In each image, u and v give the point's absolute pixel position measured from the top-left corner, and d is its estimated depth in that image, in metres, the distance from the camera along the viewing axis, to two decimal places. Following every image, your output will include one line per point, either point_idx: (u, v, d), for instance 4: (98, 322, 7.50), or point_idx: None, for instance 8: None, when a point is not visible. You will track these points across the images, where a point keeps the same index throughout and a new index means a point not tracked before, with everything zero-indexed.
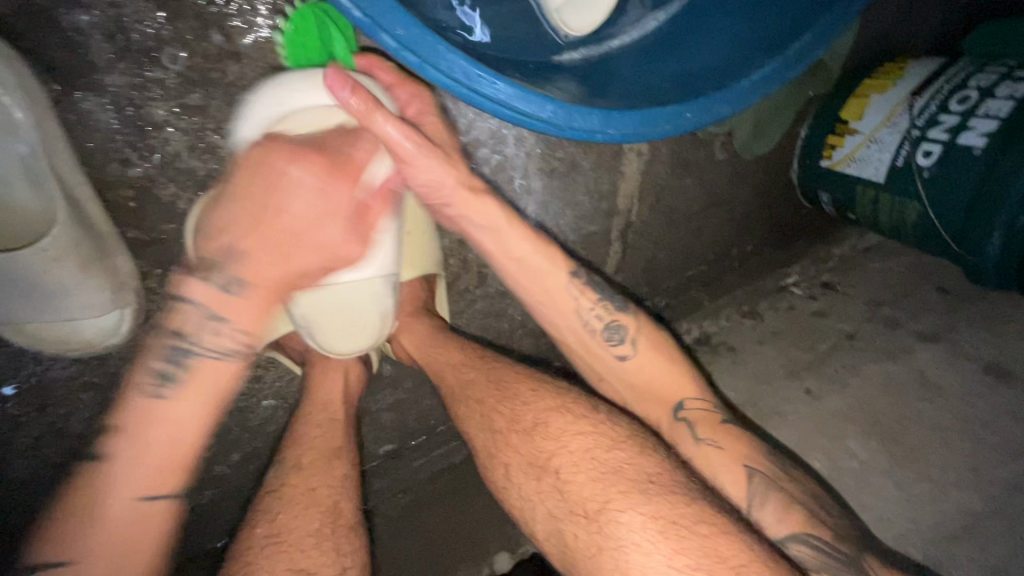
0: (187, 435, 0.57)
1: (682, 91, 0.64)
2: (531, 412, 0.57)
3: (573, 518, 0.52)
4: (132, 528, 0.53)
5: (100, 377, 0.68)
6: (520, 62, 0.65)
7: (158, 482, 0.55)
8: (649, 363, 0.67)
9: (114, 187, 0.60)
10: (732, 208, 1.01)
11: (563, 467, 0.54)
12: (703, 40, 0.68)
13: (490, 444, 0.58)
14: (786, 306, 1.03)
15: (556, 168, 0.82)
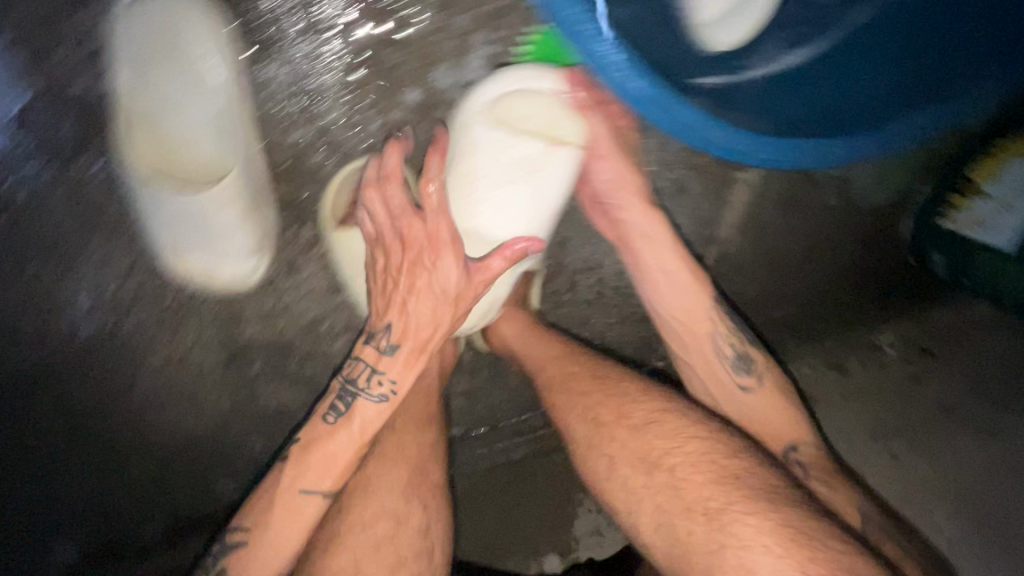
0: (341, 452, 0.59)
1: (827, 127, 0.61)
2: (643, 413, 0.56)
3: (690, 515, 0.50)
4: (297, 524, 0.58)
5: (223, 316, 0.74)
6: (659, 59, 0.59)
7: (321, 480, 0.59)
8: (762, 403, 0.69)
9: (278, 150, 0.66)
10: (840, 251, 0.97)
11: (680, 466, 0.52)
12: (855, 74, 0.62)
13: (592, 436, 0.56)
14: (878, 364, 0.95)
15: (666, 187, 0.84)
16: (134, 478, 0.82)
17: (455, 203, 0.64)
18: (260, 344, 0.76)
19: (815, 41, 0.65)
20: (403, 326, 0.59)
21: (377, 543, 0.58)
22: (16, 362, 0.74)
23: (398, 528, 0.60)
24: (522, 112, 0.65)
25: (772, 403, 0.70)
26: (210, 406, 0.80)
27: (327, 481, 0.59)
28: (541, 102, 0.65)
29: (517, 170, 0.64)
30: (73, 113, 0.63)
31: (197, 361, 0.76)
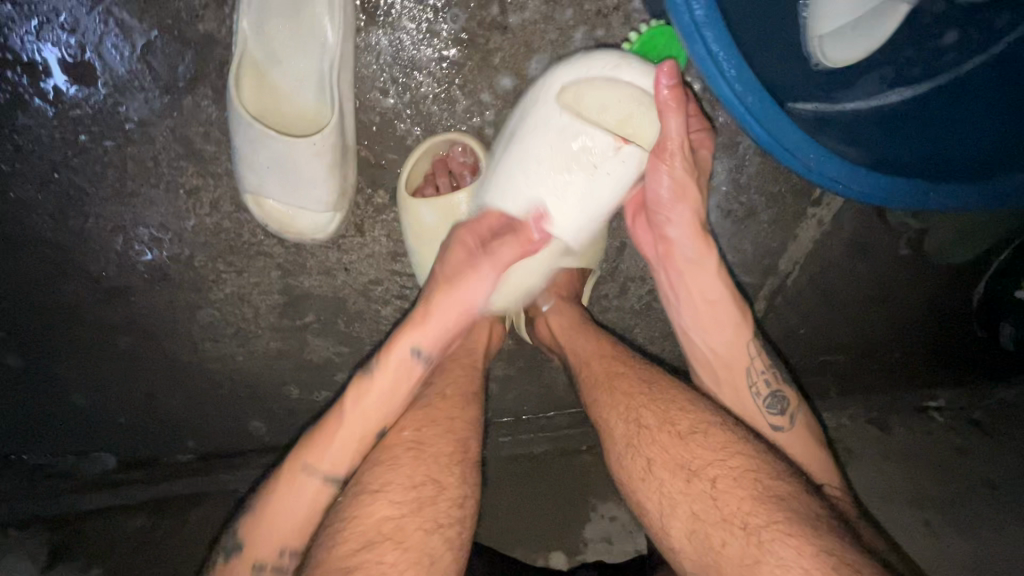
0: (358, 427, 0.58)
1: (924, 170, 0.59)
2: (687, 421, 0.51)
3: (728, 527, 0.44)
4: (296, 502, 0.56)
5: (288, 263, 0.78)
6: (768, 72, 0.57)
7: (321, 458, 0.57)
8: (794, 443, 0.66)
9: (368, 110, 0.70)
10: (901, 306, 0.94)
11: (721, 478, 0.46)
12: (961, 121, 0.61)
13: (633, 436, 0.52)
14: (921, 430, 0.93)
15: (735, 211, 0.83)
16: (179, 404, 0.88)
17: (499, 180, 0.66)
18: (316, 295, 0.80)
19: (923, 83, 0.63)
20: (424, 322, 0.60)
21: (417, 503, 0.52)
22: (90, 276, 0.78)
23: (437, 492, 0.53)
24: (597, 101, 0.64)
25: (801, 443, 0.66)
26: (258, 348, 0.83)
27: (337, 462, 0.57)
28: (618, 96, 0.62)
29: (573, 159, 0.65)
30: (190, 53, 0.68)
31: (256, 302, 0.80)
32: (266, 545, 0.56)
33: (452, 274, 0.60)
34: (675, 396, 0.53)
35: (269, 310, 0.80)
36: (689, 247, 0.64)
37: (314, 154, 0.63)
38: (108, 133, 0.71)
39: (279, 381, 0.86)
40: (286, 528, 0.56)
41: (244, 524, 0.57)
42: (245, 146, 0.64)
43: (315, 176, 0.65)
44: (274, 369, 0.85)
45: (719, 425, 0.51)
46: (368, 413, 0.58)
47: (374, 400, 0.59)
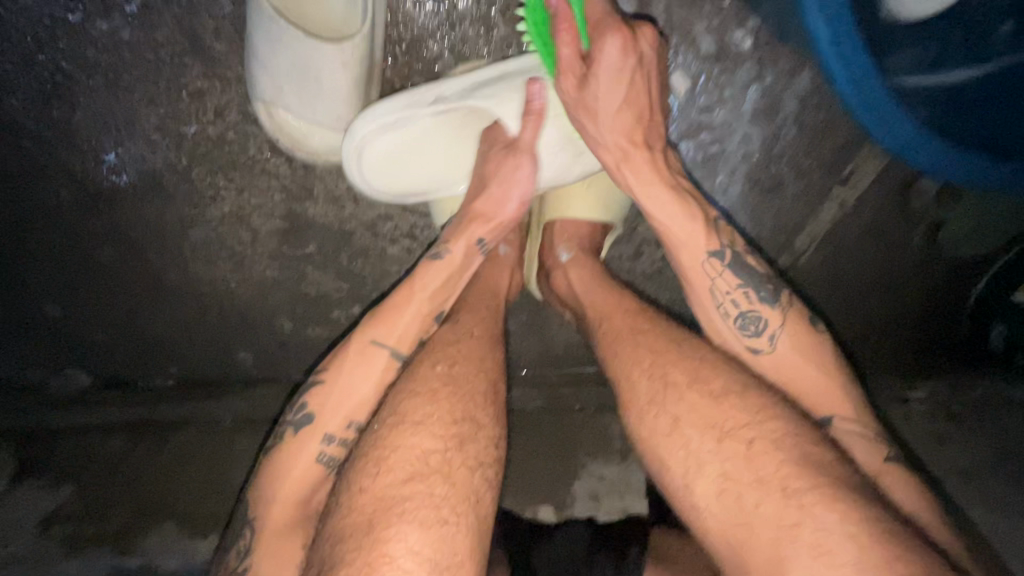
0: (423, 306, 0.58)
1: (988, 147, 0.59)
2: (722, 381, 0.50)
3: (762, 487, 0.44)
4: (364, 374, 0.55)
5: (293, 187, 0.72)
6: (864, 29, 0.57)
7: (396, 337, 0.56)
8: (787, 338, 0.57)
9: (399, 23, 0.66)
10: (902, 298, 0.94)
11: (758, 440, 0.46)
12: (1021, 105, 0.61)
13: (660, 394, 0.51)
14: (903, 418, 0.91)
15: (762, 180, 0.81)
16: (161, 325, 0.83)
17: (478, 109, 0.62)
18: (321, 225, 0.75)
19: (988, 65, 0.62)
20: (486, 220, 0.62)
21: (459, 439, 0.49)
22: (70, 176, 0.72)
23: (476, 430, 0.51)
24: None
25: (791, 340, 0.57)
26: (252, 273, 0.78)
27: (404, 340, 0.57)
28: None
29: (544, 120, 0.64)
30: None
31: (256, 226, 0.75)
32: (334, 417, 0.55)
33: (508, 173, 0.62)
34: (706, 356, 0.52)
35: (268, 234, 0.75)
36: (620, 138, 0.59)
37: (344, 66, 0.58)
38: (104, 13, 0.64)
39: (271, 312, 0.81)
40: (355, 401, 0.55)
41: (310, 395, 0.56)
42: (265, 44, 0.58)
43: (341, 90, 0.60)
44: (268, 297, 0.80)
45: (752, 388, 0.50)
46: (426, 301, 0.58)
47: (432, 283, 0.59)
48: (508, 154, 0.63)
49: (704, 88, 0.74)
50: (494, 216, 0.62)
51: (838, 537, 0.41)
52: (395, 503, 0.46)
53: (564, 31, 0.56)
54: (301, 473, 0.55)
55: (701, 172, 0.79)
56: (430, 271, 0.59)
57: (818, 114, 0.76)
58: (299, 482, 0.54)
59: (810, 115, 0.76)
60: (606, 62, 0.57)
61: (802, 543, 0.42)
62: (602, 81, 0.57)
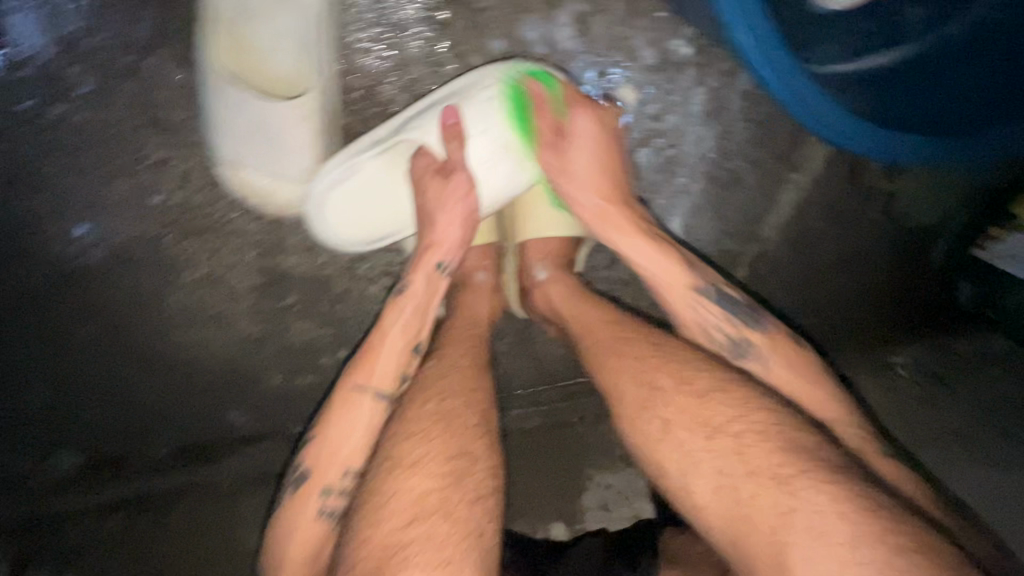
0: (397, 343, 0.57)
1: (919, 125, 0.64)
2: (705, 380, 0.51)
3: (757, 480, 0.46)
4: (354, 422, 0.54)
5: (266, 242, 0.73)
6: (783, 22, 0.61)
7: (379, 379, 0.55)
8: (772, 356, 0.57)
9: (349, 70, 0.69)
10: (869, 270, 0.97)
11: (746, 434, 0.47)
12: (947, 79, 0.64)
13: (650, 399, 0.52)
14: (886, 387, 0.93)
15: (720, 176, 0.83)
16: (142, 399, 0.82)
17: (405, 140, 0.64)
18: (298, 276, 0.75)
19: (909, 45, 0.65)
20: (440, 240, 0.61)
21: (455, 475, 0.50)
22: (39, 260, 0.72)
23: (471, 464, 0.51)
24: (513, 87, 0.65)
25: (783, 363, 0.60)
26: (232, 332, 0.78)
27: (386, 377, 0.56)
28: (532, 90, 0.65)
29: (497, 143, 0.65)
30: (151, 9, 0.65)
31: (232, 286, 0.75)
32: (329, 470, 0.54)
33: (454, 194, 0.61)
34: (686, 357, 0.54)
35: (246, 292, 0.76)
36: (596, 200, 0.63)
37: (295, 121, 0.61)
38: (59, 98, 0.66)
39: (259, 367, 0.81)
40: (348, 450, 0.54)
41: (306, 452, 0.56)
42: (224, 111, 0.61)
43: (301, 142, 0.62)
44: (255, 354, 0.80)
45: (732, 382, 0.51)
46: (399, 338, 0.57)
47: (404, 322, 0.57)
48: (450, 175, 0.61)
49: (652, 96, 0.77)
50: (448, 235, 0.61)
51: (828, 517, 0.43)
52: (400, 549, 0.46)
53: (542, 109, 0.63)
54: (304, 531, 0.54)
55: (661, 174, 0.82)
56: (397, 311, 0.58)
57: (762, 107, 0.80)
58: (303, 542, 0.54)
59: (755, 109, 0.80)
60: (580, 133, 0.63)
61: (798, 530, 0.43)
62: (575, 149, 0.63)
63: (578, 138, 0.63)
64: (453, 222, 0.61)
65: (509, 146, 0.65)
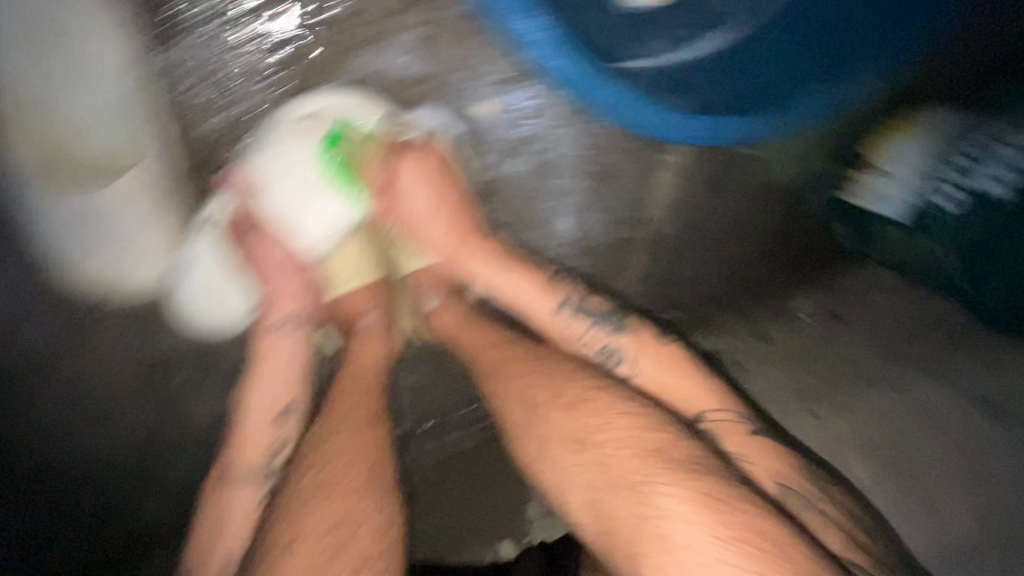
0: (259, 414, 0.60)
1: (743, 103, 0.68)
2: (571, 390, 0.55)
3: (617, 490, 0.50)
4: (229, 509, 0.58)
5: (142, 327, 0.74)
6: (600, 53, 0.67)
7: (247, 458, 0.59)
8: (641, 355, 0.62)
9: None
10: (752, 230, 0.97)
11: (607, 445, 0.51)
12: (751, 62, 0.69)
13: (528, 419, 0.56)
14: (791, 330, 0.92)
15: (594, 170, 0.84)
16: (37, 514, 0.71)
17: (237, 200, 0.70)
18: (187, 354, 0.75)
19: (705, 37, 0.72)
20: (277, 300, 0.65)
21: (335, 548, 0.48)
22: None
23: (354, 530, 0.49)
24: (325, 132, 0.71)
25: (655, 360, 0.62)
26: (124, 423, 0.75)
27: (254, 456, 0.59)
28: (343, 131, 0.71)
29: (303, 185, 0.69)
30: None
31: (118, 378, 0.74)
32: (216, 561, 0.56)
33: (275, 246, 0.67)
34: (562, 372, 0.58)
35: (133, 383, 0.74)
36: (429, 212, 0.69)
37: (118, 207, 0.69)
38: None
39: (167, 453, 0.75)
40: (229, 536, 0.57)
41: (193, 549, 0.58)
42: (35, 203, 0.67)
43: (137, 223, 0.71)
44: (162, 437, 0.75)
45: (598, 393, 0.55)
46: (262, 417, 0.60)
47: (258, 397, 0.61)
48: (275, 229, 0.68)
49: (512, 103, 0.79)
50: (277, 292, 0.66)
51: (680, 517, 0.47)
52: None
53: (368, 163, 0.71)
54: None
55: (536, 180, 0.83)
56: (254, 384, 0.61)
57: None
58: None
59: None
60: (403, 176, 0.69)
61: (651, 537, 0.47)
62: (402, 193, 0.70)
63: (407, 176, 0.69)
64: (279, 274, 0.66)
65: (320, 188, 0.69)
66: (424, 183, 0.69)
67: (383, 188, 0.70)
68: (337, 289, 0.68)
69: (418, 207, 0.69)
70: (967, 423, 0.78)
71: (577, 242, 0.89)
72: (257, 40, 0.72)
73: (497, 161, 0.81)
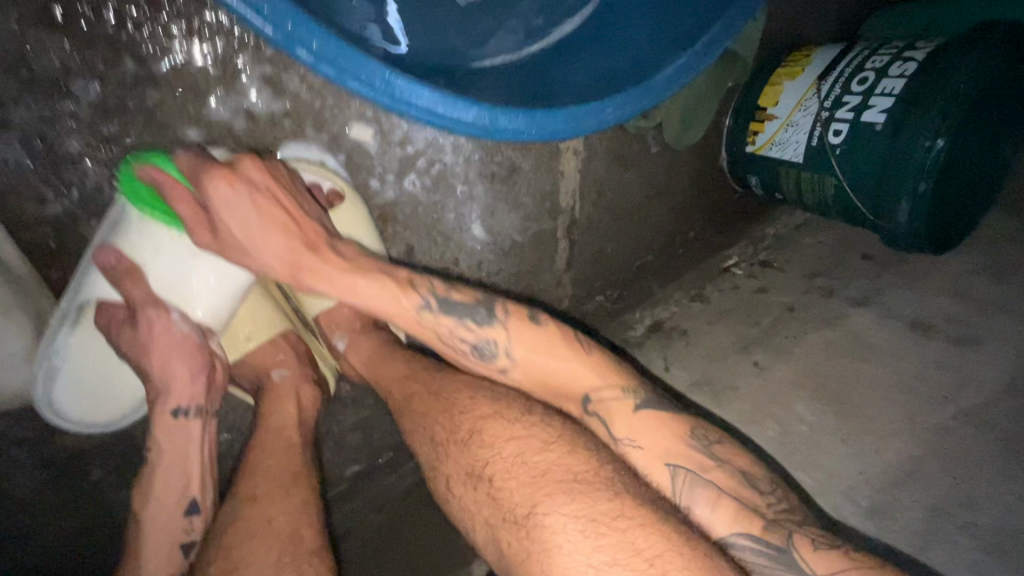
0: (162, 514, 0.60)
1: (619, 79, 0.67)
2: (469, 419, 0.57)
3: (506, 525, 0.52)
4: None
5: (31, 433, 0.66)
6: (448, 69, 0.67)
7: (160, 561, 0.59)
8: (515, 342, 0.61)
9: (31, 227, 0.60)
10: (675, 198, 1.01)
11: (495, 475, 0.54)
12: (610, 43, 0.71)
13: (438, 451, 0.57)
14: (730, 287, 1.00)
15: (495, 172, 0.82)
16: None
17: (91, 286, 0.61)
18: (92, 446, 0.69)
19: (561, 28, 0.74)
20: (172, 388, 0.61)
21: None
22: None
23: None
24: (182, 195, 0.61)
25: (528, 341, 0.61)
26: (44, 532, 0.70)
27: (167, 555, 0.59)
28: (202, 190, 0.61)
29: (181, 254, 0.63)
30: None
31: (22, 493, 0.68)
32: None
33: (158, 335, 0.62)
34: (462, 399, 0.59)
35: (38, 492, 0.68)
36: (282, 248, 0.61)
37: None
38: None
39: (105, 550, 0.74)
40: None
41: None
42: None
43: None
44: (92, 537, 0.73)
45: (492, 420, 0.57)
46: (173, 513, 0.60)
47: (168, 497, 0.60)
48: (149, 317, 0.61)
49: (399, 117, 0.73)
50: (177, 380, 0.62)
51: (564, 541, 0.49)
52: None
53: (180, 199, 0.59)
54: None
55: (438, 194, 0.80)
56: (155, 481, 0.61)
57: None
58: None
59: None
60: (218, 201, 0.58)
61: (540, 563, 0.49)
62: (224, 219, 0.59)
63: (225, 203, 0.58)
64: (169, 364, 0.61)
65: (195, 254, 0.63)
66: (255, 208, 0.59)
67: (208, 229, 0.60)
68: (252, 345, 0.69)
69: (262, 242, 0.60)
70: (898, 342, 0.88)
71: (490, 247, 0.88)
72: (55, 82, 0.56)
73: (391, 179, 0.76)
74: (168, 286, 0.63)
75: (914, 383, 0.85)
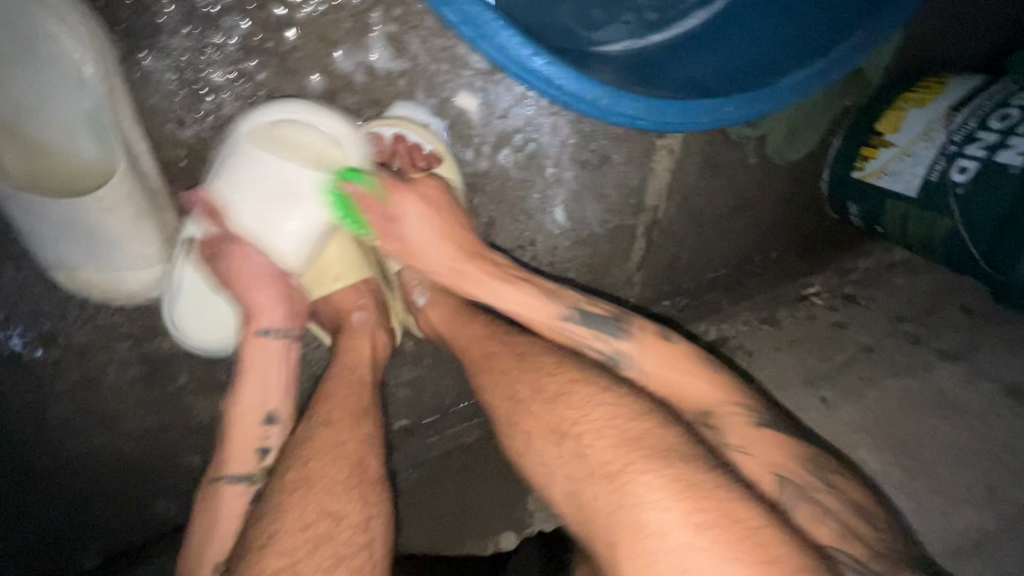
0: (249, 420, 0.62)
1: (736, 83, 0.66)
2: (556, 383, 0.58)
3: (593, 480, 0.51)
4: (218, 518, 0.60)
5: (140, 331, 0.74)
6: (567, 48, 0.67)
7: (239, 465, 0.61)
8: (644, 355, 0.63)
9: (169, 145, 0.67)
10: (761, 214, 0.98)
11: (585, 434, 0.53)
12: (739, 43, 0.69)
13: (511, 412, 0.58)
14: (806, 317, 0.95)
15: (588, 159, 0.82)
16: (68, 508, 0.80)
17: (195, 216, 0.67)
18: (183, 354, 0.76)
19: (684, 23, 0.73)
20: (259, 313, 0.64)
21: (313, 543, 0.50)
22: None
23: (335, 523, 0.52)
24: (291, 142, 0.66)
25: (653, 358, 0.62)
26: (131, 424, 0.78)
27: (240, 463, 0.61)
28: (309, 136, 0.66)
29: (271, 195, 0.66)
30: None
31: (122, 382, 0.76)
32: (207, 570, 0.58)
33: (251, 267, 0.65)
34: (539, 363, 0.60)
35: (134, 385, 0.76)
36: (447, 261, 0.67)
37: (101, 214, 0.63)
38: None
39: (175, 451, 0.82)
40: (219, 543, 0.59)
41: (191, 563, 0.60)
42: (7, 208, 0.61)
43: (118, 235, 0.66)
44: (168, 437, 0.80)
45: (580, 386, 0.57)
46: (246, 423, 0.62)
47: (246, 410, 0.62)
48: (243, 251, 0.65)
49: (506, 89, 0.74)
50: (261, 310, 0.64)
51: (655, 506, 0.49)
52: None
53: (368, 205, 0.66)
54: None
55: (528, 171, 0.80)
56: (239, 394, 0.63)
57: None
58: None
59: None
60: (408, 214, 0.66)
61: (636, 516, 0.49)
62: (410, 233, 0.67)
63: (410, 219, 0.67)
64: (256, 297, 0.64)
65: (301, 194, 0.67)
66: (438, 225, 0.67)
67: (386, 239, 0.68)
68: (336, 286, 0.71)
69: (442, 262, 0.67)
70: (989, 405, 0.81)
71: (569, 232, 0.88)
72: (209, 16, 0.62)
73: (486, 151, 0.78)
74: (264, 223, 0.67)
75: (1000, 451, 0.78)
